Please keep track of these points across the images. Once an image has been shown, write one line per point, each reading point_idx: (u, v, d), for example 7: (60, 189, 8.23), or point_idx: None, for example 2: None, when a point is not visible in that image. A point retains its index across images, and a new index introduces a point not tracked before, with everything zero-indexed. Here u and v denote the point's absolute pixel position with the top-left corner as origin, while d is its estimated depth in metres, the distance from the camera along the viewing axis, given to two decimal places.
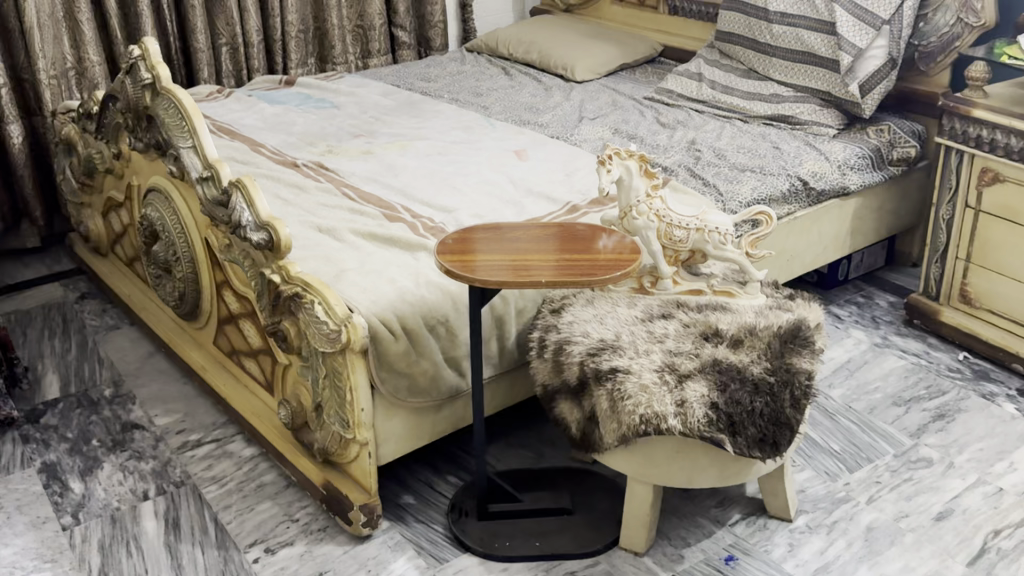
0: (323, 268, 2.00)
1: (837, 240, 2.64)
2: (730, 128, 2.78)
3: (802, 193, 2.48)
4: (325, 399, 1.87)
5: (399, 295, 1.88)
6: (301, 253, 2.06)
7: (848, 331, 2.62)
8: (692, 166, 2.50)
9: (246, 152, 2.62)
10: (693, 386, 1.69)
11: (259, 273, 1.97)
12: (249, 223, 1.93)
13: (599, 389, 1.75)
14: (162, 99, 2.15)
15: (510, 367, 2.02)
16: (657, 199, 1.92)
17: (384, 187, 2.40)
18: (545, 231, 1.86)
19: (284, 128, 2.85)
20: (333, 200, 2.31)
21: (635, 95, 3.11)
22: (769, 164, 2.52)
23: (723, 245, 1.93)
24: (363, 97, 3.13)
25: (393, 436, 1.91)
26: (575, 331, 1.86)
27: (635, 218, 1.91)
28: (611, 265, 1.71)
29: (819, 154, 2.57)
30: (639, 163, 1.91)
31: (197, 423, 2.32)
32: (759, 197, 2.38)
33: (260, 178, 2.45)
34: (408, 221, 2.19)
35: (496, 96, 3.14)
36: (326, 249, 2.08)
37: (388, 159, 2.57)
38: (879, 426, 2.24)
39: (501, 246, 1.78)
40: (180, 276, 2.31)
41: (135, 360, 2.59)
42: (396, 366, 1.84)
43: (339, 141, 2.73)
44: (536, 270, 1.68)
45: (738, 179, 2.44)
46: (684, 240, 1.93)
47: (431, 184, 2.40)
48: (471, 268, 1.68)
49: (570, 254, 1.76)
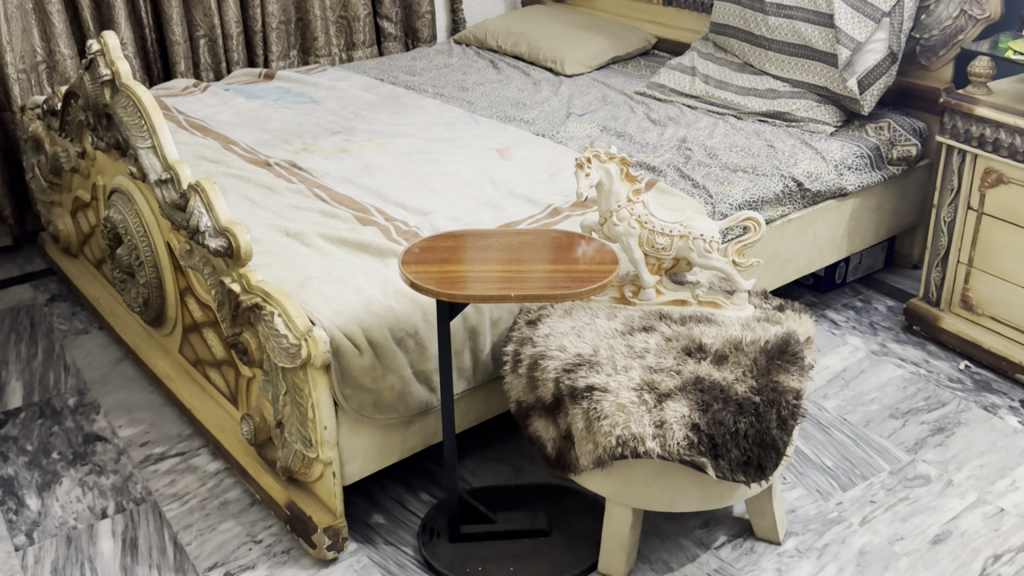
0: (287, 276, 1.90)
1: (833, 242, 2.53)
2: (723, 125, 2.67)
3: (796, 194, 2.37)
4: (287, 416, 1.77)
5: (365, 305, 1.78)
6: (266, 259, 1.96)
7: (845, 337, 2.51)
8: (682, 166, 2.39)
9: (218, 150, 2.52)
10: (673, 406, 1.59)
11: (219, 281, 1.87)
12: (208, 229, 1.83)
13: (574, 408, 1.65)
14: (122, 96, 2.07)
15: (484, 381, 1.92)
16: (639, 204, 1.82)
17: (358, 187, 2.29)
18: (521, 237, 1.74)
19: (259, 124, 2.75)
20: (304, 202, 2.21)
21: (626, 89, 3.00)
22: (762, 163, 2.41)
23: (708, 253, 1.81)
24: (344, 91, 3.02)
25: (359, 454, 1.81)
26: (551, 344, 1.76)
27: (615, 224, 1.81)
28: (588, 276, 1.60)
29: (814, 154, 2.46)
30: (621, 166, 1.82)
31: (162, 435, 2.22)
32: (751, 200, 2.28)
33: (229, 178, 2.35)
34: (381, 225, 2.09)
35: (483, 91, 3.03)
36: (293, 255, 1.98)
37: (365, 157, 2.47)
38: (874, 440, 2.13)
39: (473, 254, 1.67)
40: (143, 280, 2.21)
41: (102, 366, 2.49)
42: (361, 382, 1.74)
43: (316, 138, 2.63)
44: (509, 282, 1.57)
45: (729, 180, 2.33)
46: (667, 247, 1.81)
47: (407, 185, 2.30)
48: (440, 281, 1.57)
49: (546, 263, 1.64)
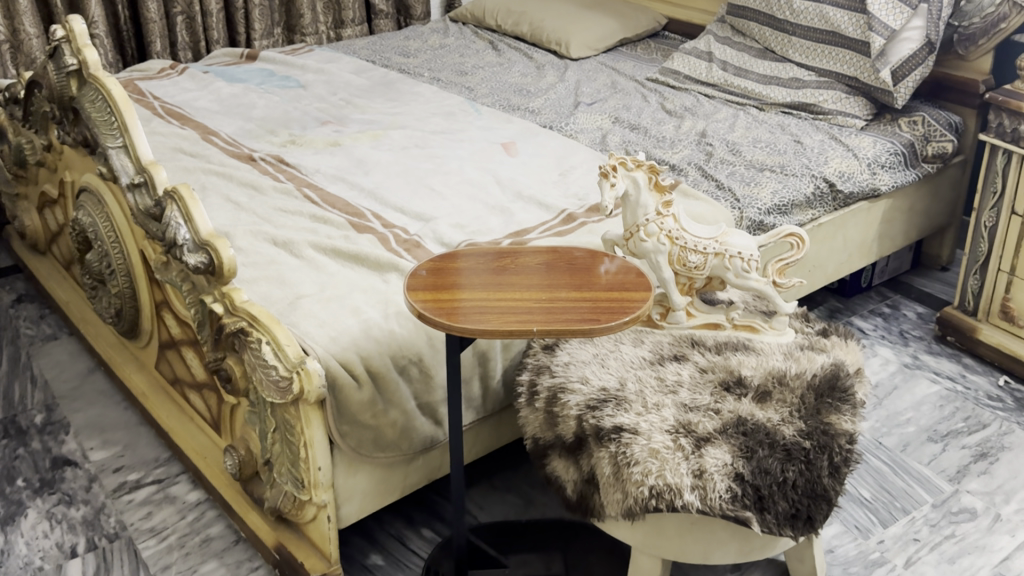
0: (276, 292, 1.71)
1: (864, 246, 2.35)
2: (744, 117, 2.48)
3: (827, 196, 2.19)
4: (276, 455, 1.59)
5: (363, 329, 1.60)
6: (251, 273, 1.77)
7: (874, 348, 2.34)
8: (703, 164, 2.20)
9: (197, 142, 2.32)
10: (713, 452, 1.41)
11: (199, 300, 1.68)
12: (186, 242, 1.64)
13: (600, 451, 1.48)
14: (90, 89, 1.87)
15: (494, 410, 1.73)
16: (670, 217, 1.63)
17: (352, 187, 2.09)
18: (536, 257, 1.55)
19: (242, 112, 2.53)
20: (293, 204, 2.01)
21: (636, 75, 2.81)
22: (791, 162, 2.23)
23: (746, 272, 1.63)
24: (333, 74, 2.80)
25: (357, 494, 1.62)
26: (571, 375, 1.58)
27: (643, 240, 1.62)
28: (616, 304, 1.41)
29: (845, 150, 2.28)
30: (648, 175, 1.62)
31: (138, 460, 2.03)
32: (781, 204, 2.09)
33: (211, 176, 2.15)
34: (379, 232, 1.90)
35: (482, 75, 2.82)
36: (281, 268, 1.79)
37: (358, 151, 2.26)
38: (913, 468, 1.97)
39: (483, 278, 1.47)
40: (116, 290, 2.02)
41: (72, 378, 2.30)
42: (360, 417, 1.55)
43: (304, 129, 2.42)
44: (526, 313, 1.38)
45: (756, 181, 2.14)
46: (700, 266, 1.63)
47: (406, 185, 2.10)
48: (448, 311, 1.38)
49: (567, 289, 1.45)
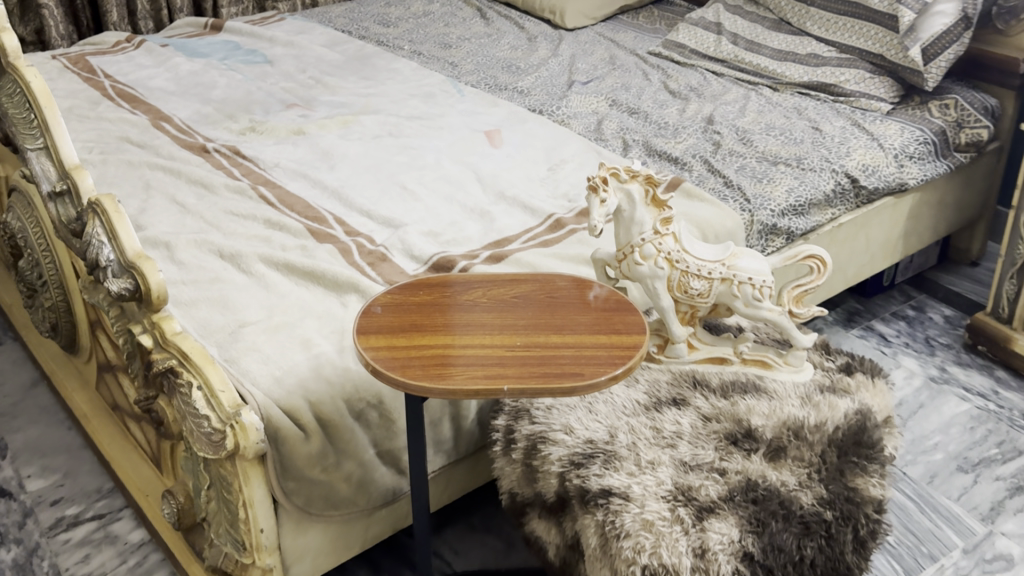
0: (217, 319, 1.49)
1: (888, 246, 2.12)
2: (756, 99, 2.23)
3: (849, 193, 1.95)
4: (212, 512, 1.38)
5: (314, 368, 1.38)
6: (190, 293, 1.55)
7: (896, 359, 2.12)
8: (710, 157, 1.97)
9: (146, 130, 2.09)
10: (716, 526, 1.19)
11: (128, 330, 1.47)
12: (111, 265, 1.42)
13: (586, 518, 1.26)
14: (8, 79, 1.64)
15: (468, 452, 1.52)
16: (670, 237, 1.40)
17: (314, 185, 1.86)
18: (515, 285, 1.32)
19: (200, 92, 2.29)
20: (246, 207, 1.79)
21: (637, 49, 2.56)
22: (808, 153, 1.99)
23: (758, 300, 1.40)
24: (304, 47, 2.55)
25: (309, 553, 1.42)
26: (554, 423, 1.36)
27: (638, 263, 1.39)
28: (606, 352, 1.18)
29: (868, 139, 2.04)
30: (646, 186, 1.39)
31: (78, 491, 1.82)
32: (798, 204, 1.86)
33: (156, 172, 1.91)
34: (340, 242, 1.68)
35: (468, 49, 2.57)
36: (225, 288, 1.56)
37: (324, 141, 2.03)
38: (942, 505, 1.76)
39: (449, 316, 1.25)
40: (49, 303, 1.80)
41: (12, 391, 2.08)
42: (308, 472, 1.34)
43: (267, 113, 2.18)
44: (499, 365, 1.16)
45: (769, 177, 1.90)
46: (704, 294, 1.40)
47: (374, 183, 1.87)
48: (407, 362, 1.15)
49: (549, 330, 1.22)
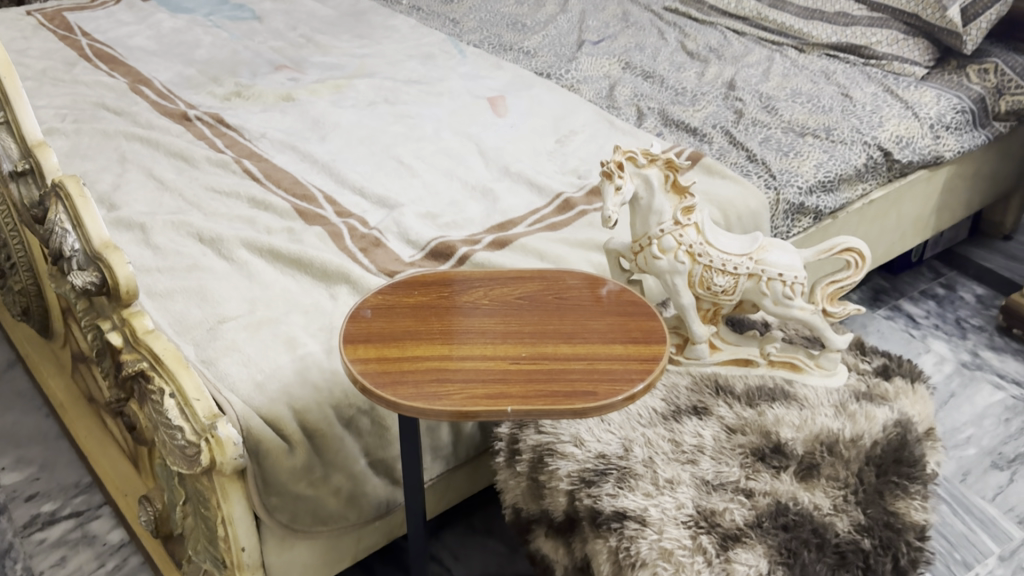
0: (194, 313, 1.36)
1: (919, 222, 1.98)
2: (780, 61, 2.07)
3: (881, 167, 1.80)
4: (190, 527, 1.27)
5: (299, 372, 1.26)
6: (166, 282, 1.42)
7: (926, 342, 1.99)
8: (731, 127, 1.82)
9: (123, 95, 1.94)
10: (743, 556, 1.06)
11: (97, 326, 1.34)
12: (76, 256, 1.30)
13: (597, 542, 1.14)
14: None
15: (468, 458, 1.40)
16: (691, 227, 1.26)
17: (303, 158, 1.72)
18: (522, 284, 1.20)
19: (183, 52, 2.14)
20: (229, 183, 1.65)
21: (652, 5, 2.39)
22: (838, 123, 1.84)
23: (789, 299, 1.26)
24: (296, 3, 2.39)
25: (295, 569, 1.31)
26: (563, 433, 1.24)
27: (656, 257, 1.26)
28: (621, 366, 1.06)
29: (902, 108, 1.89)
30: (665, 171, 1.26)
31: (55, 485, 1.72)
32: (827, 179, 1.71)
33: (133, 143, 1.77)
34: (330, 224, 1.54)
35: (471, 4, 2.41)
36: (204, 277, 1.44)
37: (315, 108, 1.88)
38: (976, 506, 1.64)
39: (448, 321, 1.12)
40: (18, 286, 1.67)
41: None
42: (292, 486, 1.23)
43: (254, 76, 2.03)
44: (502, 381, 1.04)
45: (796, 150, 1.76)
46: (728, 290, 1.27)
47: (369, 156, 1.73)
48: (399, 378, 1.03)
49: (558, 340, 1.10)
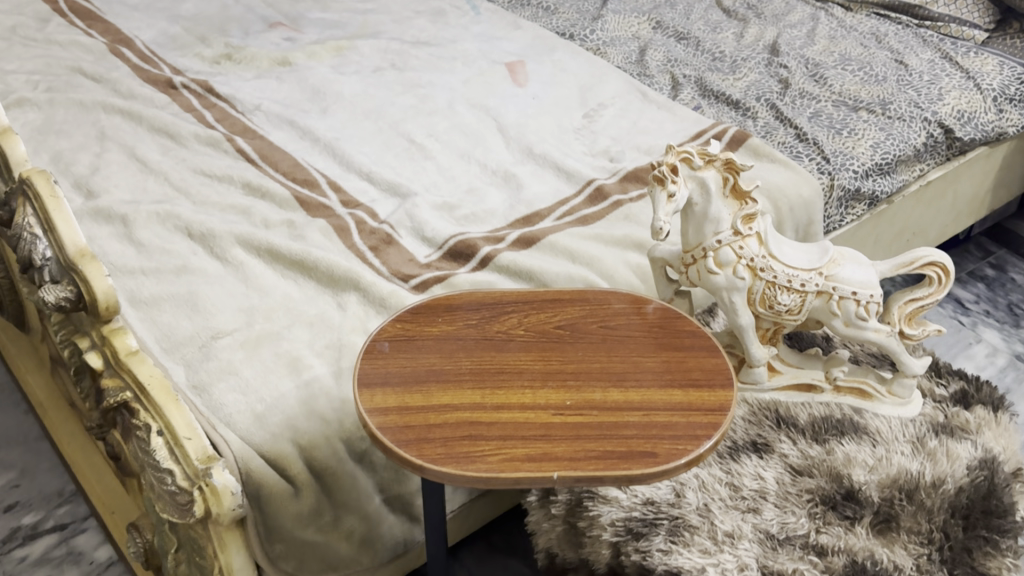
0: (184, 326, 1.20)
1: (974, 202, 1.81)
2: (826, 21, 1.91)
3: (940, 146, 1.63)
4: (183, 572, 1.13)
5: (304, 401, 1.11)
6: (152, 287, 1.26)
7: (977, 331, 1.84)
8: (777, 100, 1.66)
9: (103, 58, 1.75)
10: None
11: (75, 342, 1.18)
12: (48, 266, 1.14)
13: None
14: None
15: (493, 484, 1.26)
16: (753, 238, 1.10)
17: (303, 135, 1.55)
18: (561, 310, 1.04)
19: (168, 7, 1.94)
20: (221, 165, 1.48)
21: None
22: (894, 95, 1.66)
23: (863, 320, 1.11)
24: None
25: None
26: None
27: (711, 272, 1.10)
28: (682, 418, 0.91)
29: (963, 78, 1.71)
30: (724, 172, 1.09)
31: (36, 494, 1.58)
32: (884, 162, 1.54)
33: (113, 116, 1.59)
34: (335, 216, 1.38)
35: None
36: (195, 281, 1.27)
37: (316, 74, 1.70)
38: None
39: (479, 359, 0.97)
40: None
41: None
42: (300, 531, 1.10)
43: (248, 37, 1.85)
44: (545, 437, 0.88)
45: (849, 128, 1.59)
46: (793, 309, 1.12)
47: (377, 134, 1.55)
48: (424, 434, 0.88)
49: (607, 384, 0.94)
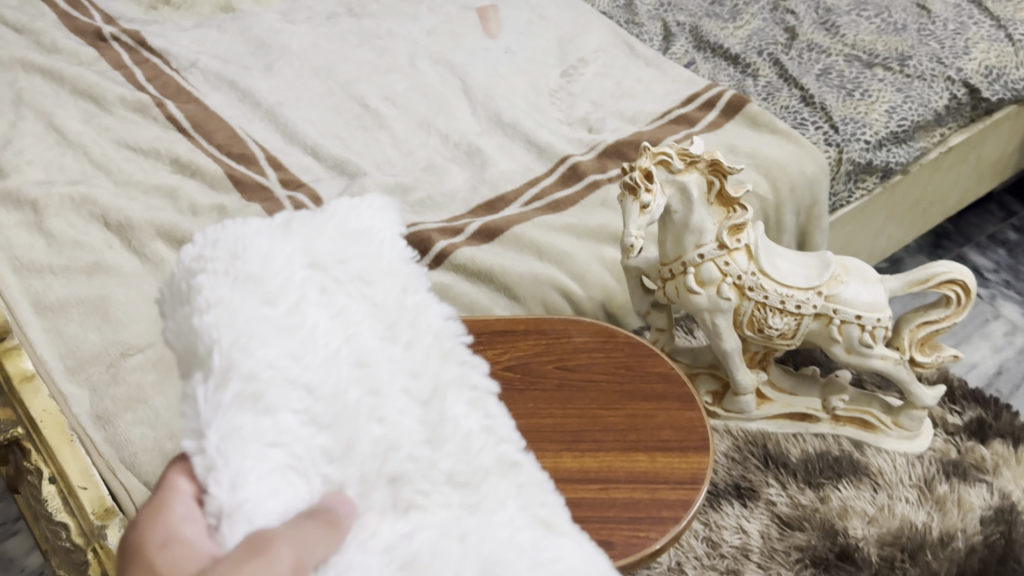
0: (92, 340, 1.05)
1: (998, 165, 1.63)
2: None
3: (964, 107, 1.41)
4: None
5: None
6: (60, 290, 1.10)
7: (995, 306, 1.68)
8: (781, 54, 1.47)
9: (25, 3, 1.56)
10: None
11: None
12: None
13: None
14: None
15: None
16: (742, 253, 0.94)
17: (245, 98, 1.37)
18: (512, 349, 0.88)
19: None
20: (149, 137, 1.31)
21: None
22: (913, 48, 1.46)
23: (868, 346, 0.96)
24: None
25: None
26: None
27: (693, 292, 0.94)
28: (646, 496, 0.76)
29: (992, 26, 1.49)
30: (709, 175, 0.91)
31: None
32: (900, 129, 1.34)
33: (32, 74, 1.41)
34: (274, 200, 1.21)
35: None
36: (109, 282, 1.12)
37: (263, 23, 1.51)
38: None
39: None
40: None
41: None
42: None
43: None
44: None
45: (862, 88, 1.39)
46: (787, 332, 0.96)
47: (327, 98, 1.38)
48: None
49: (559, 450, 0.79)
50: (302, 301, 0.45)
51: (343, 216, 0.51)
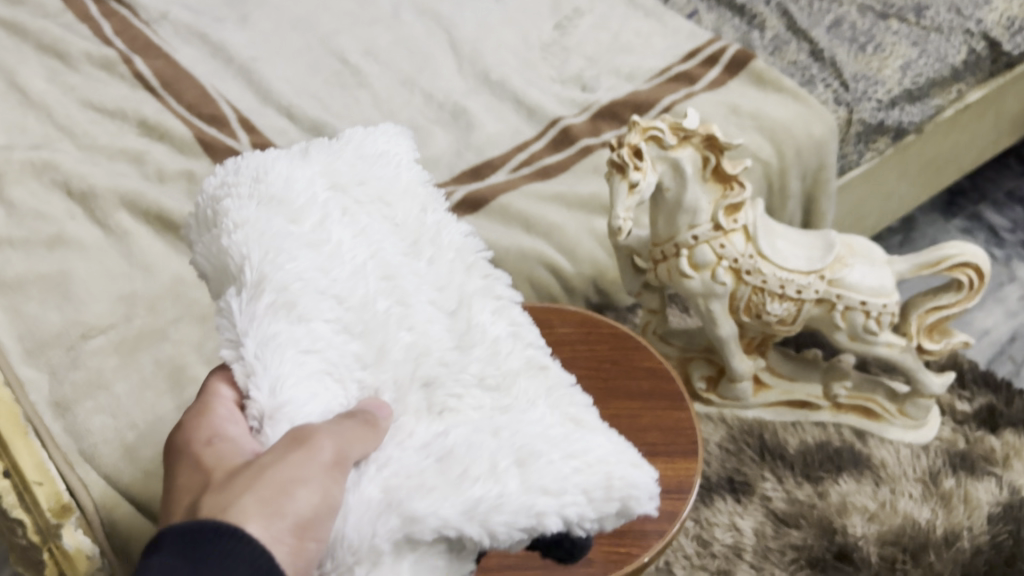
0: (50, 319, 0.99)
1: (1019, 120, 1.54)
2: None
3: (983, 62, 1.33)
4: None
5: None
6: (18, 264, 1.04)
7: (1011, 268, 1.60)
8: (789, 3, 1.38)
9: None
10: None
11: None
12: None
13: None
14: None
15: None
16: (739, 235, 0.87)
17: (219, 55, 1.30)
18: None
19: None
20: (115, 96, 1.23)
21: None
22: None
23: (873, 334, 0.90)
24: None
25: None
26: None
27: (685, 277, 0.88)
28: None
29: None
30: (704, 151, 0.83)
31: None
32: (914, 87, 1.26)
33: None
34: None
35: None
36: (70, 256, 1.06)
37: None
38: None
39: None
40: None
41: None
42: None
43: None
44: None
45: (875, 41, 1.29)
46: (787, 318, 0.91)
47: (305, 54, 1.30)
48: None
49: None
50: (328, 218, 0.56)
51: (366, 149, 0.62)
